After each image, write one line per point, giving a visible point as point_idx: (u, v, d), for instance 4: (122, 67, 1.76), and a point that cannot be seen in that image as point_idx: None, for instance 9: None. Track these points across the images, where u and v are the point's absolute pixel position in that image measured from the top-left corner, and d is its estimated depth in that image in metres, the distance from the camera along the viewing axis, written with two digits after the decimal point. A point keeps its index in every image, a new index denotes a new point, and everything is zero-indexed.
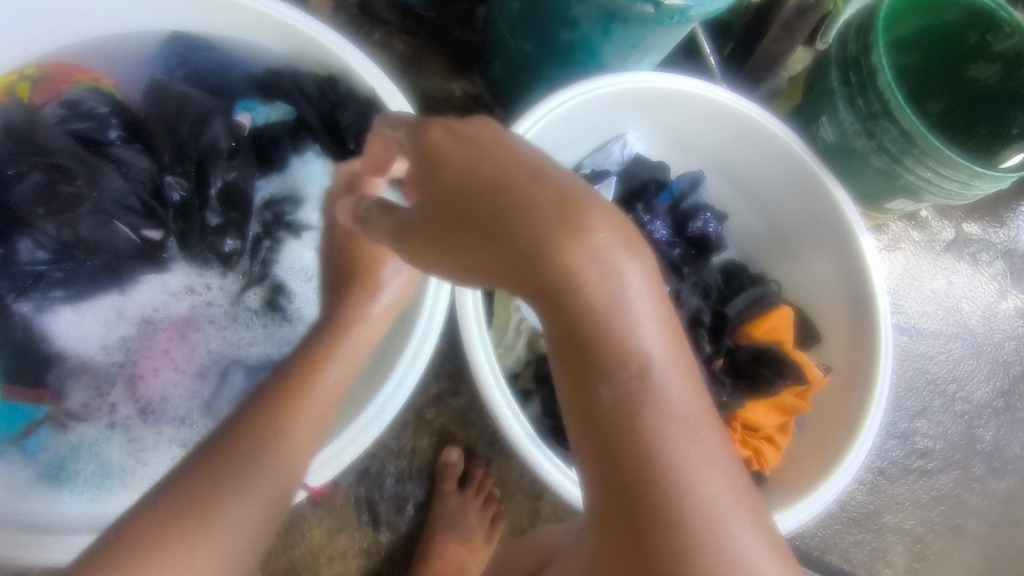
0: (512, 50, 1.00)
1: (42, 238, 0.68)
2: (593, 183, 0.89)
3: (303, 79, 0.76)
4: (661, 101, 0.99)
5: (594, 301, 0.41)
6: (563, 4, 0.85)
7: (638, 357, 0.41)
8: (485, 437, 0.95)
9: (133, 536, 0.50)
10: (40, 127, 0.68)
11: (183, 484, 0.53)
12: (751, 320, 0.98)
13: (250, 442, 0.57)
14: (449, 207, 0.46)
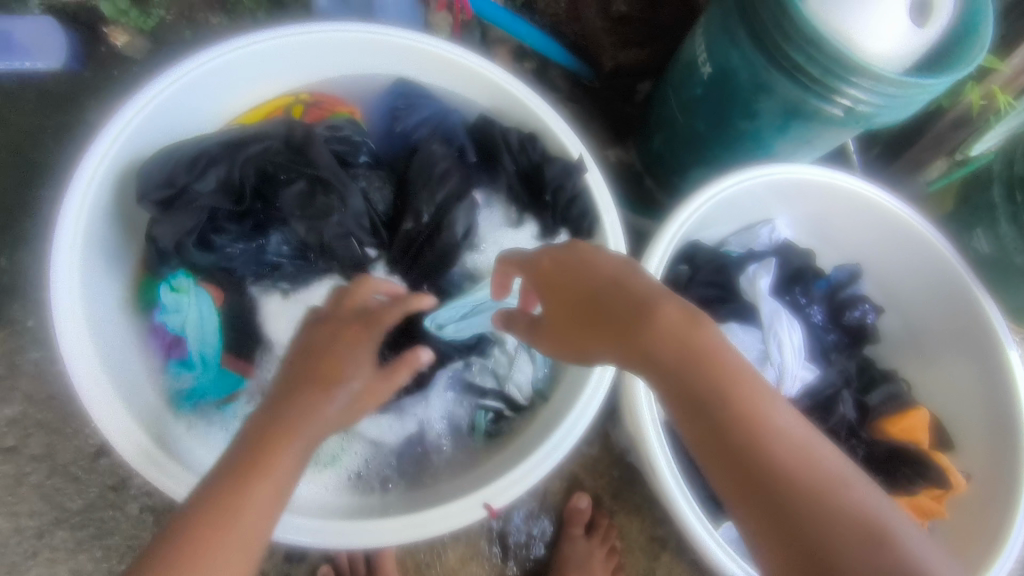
0: (680, 129, 1.07)
1: (289, 237, 0.76)
2: (754, 265, 0.93)
3: (508, 135, 0.83)
4: (829, 195, 1.03)
5: (682, 359, 0.51)
6: (749, 96, 0.91)
7: (762, 433, 0.48)
8: (612, 489, 0.98)
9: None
10: (314, 143, 0.73)
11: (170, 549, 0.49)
12: (888, 415, 0.99)
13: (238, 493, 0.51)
14: (570, 303, 0.59)
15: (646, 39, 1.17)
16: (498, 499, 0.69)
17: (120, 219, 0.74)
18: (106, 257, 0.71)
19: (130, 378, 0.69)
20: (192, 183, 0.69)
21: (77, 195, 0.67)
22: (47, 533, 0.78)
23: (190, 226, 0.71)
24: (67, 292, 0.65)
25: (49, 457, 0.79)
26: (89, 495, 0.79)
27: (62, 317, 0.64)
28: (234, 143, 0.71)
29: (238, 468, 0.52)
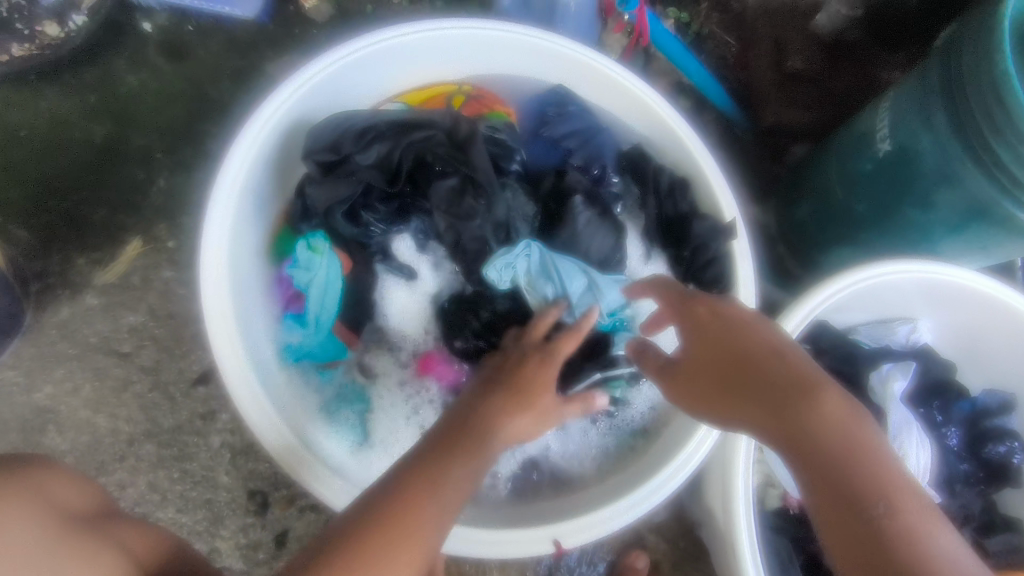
0: (833, 203, 0.99)
1: (426, 225, 0.78)
2: (886, 364, 0.85)
3: (659, 175, 0.81)
4: (994, 320, 0.91)
5: (830, 438, 0.47)
6: (930, 185, 0.83)
7: (917, 544, 0.43)
8: (673, 557, 0.92)
9: (391, 513, 0.53)
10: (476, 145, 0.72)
11: (411, 478, 0.55)
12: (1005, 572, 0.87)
13: (464, 452, 0.57)
14: (721, 363, 0.55)
15: (814, 100, 1.11)
16: (569, 538, 0.66)
17: (275, 172, 0.76)
18: (258, 203, 0.74)
19: (249, 321, 0.72)
20: (355, 153, 0.72)
21: (246, 143, 0.70)
22: (137, 442, 0.81)
23: (343, 195, 0.74)
24: (218, 228, 0.68)
25: (155, 371, 0.83)
26: (181, 418, 0.82)
27: (205, 250, 0.67)
28: (401, 123, 0.73)
29: (455, 422, 0.60)
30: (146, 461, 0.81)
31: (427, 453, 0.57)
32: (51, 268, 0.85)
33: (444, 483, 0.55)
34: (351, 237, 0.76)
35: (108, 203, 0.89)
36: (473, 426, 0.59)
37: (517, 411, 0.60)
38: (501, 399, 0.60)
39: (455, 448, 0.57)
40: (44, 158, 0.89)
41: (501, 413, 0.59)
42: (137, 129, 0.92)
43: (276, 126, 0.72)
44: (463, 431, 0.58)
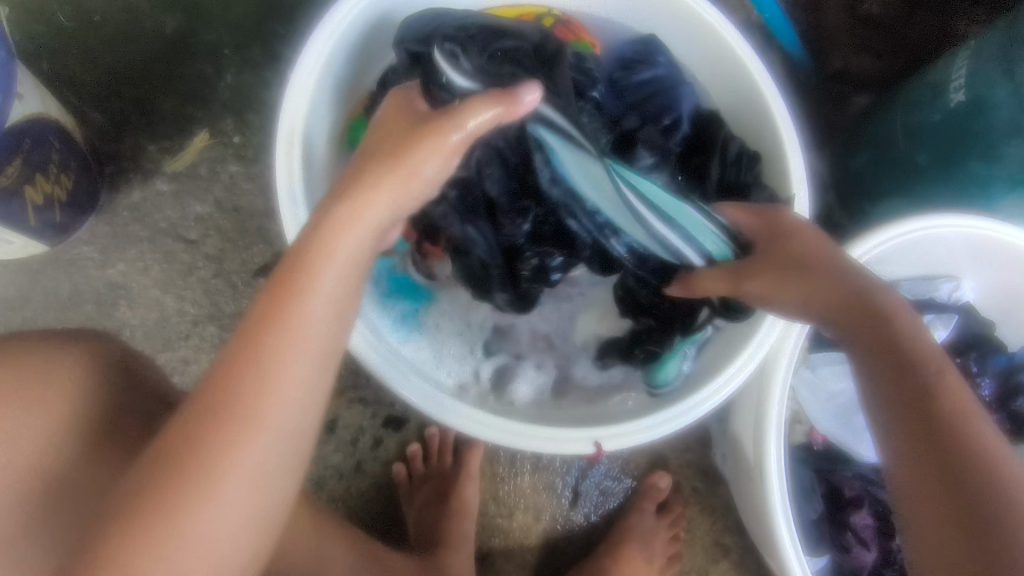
0: (894, 153, 0.98)
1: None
2: (928, 314, 0.86)
3: (730, 143, 0.83)
4: None
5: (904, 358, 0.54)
6: (999, 138, 0.82)
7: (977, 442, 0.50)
8: (694, 480, 0.96)
9: (234, 371, 0.49)
10: (562, 65, 0.73)
11: (232, 344, 0.51)
12: None
13: (294, 291, 0.51)
14: (896, 372, 0.54)
15: (888, 47, 1.09)
16: (608, 442, 0.69)
17: (358, 62, 0.79)
18: (332, 92, 0.77)
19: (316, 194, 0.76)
20: (434, 50, 0.72)
21: (331, 25, 0.72)
22: (201, 323, 0.86)
23: (427, 85, 0.75)
24: (294, 109, 0.71)
25: (219, 260, 0.87)
26: (242, 305, 0.87)
27: (285, 116, 0.71)
28: (492, 29, 0.74)
29: (309, 238, 0.52)
30: (208, 341, 0.85)
31: (258, 307, 0.51)
32: (124, 153, 0.88)
33: (275, 350, 0.50)
34: (424, 123, 0.78)
35: (178, 94, 0.91)
36: (314, 240, 0.52)
37: (367, 202, 0.53)
38: (371, 188, 0.54)
39: (283, 298, 0.51)
40: (116, 43, 0.90)
41: (342, 226, 0.52)
42: (205, 23, 0.92)
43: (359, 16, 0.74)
44: (307, 250, 0.52)
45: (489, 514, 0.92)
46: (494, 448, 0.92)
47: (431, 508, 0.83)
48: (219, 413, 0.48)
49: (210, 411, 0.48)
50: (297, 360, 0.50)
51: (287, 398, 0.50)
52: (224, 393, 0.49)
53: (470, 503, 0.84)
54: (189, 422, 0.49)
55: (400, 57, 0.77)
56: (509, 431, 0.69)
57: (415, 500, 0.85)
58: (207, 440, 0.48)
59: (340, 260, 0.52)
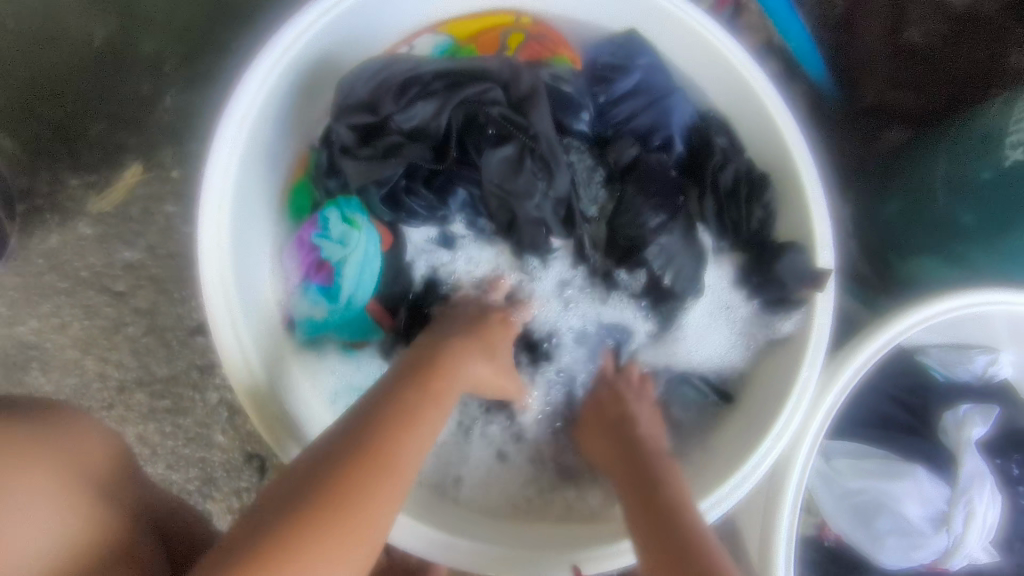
0: (932, 210, 0.84)
1: (474, 200, 0.68)
2: (966, 405, 0.75)
3: (722, 172, 0.69)
4: None
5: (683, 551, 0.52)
6: None
7: None
8: None
9: (349, 453, 0.47)
10: (538, 109, 0.64)
11: (352, 431, 0.48)
12: None
13: (427, 387, 0.53)
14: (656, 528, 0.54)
15: (932, 80, 0.93)
16: (590, 567, 0.59)
17: (295, 107, 0.65)
18: (268, 151, 0.64)
19: (252, 275, 0.63)
20: (394, 114, 0.64)
21: (261, 72, 0.58)
22: (127, 390, 0.74)
23: (384, 176, 0.64)
24: (222, 171, 0.57)
25: (151, 315, 0.76)
26: (176, 367, 0.76)
27: (208, 184, 0.57)
28: (450, 76, 0.65)
29: (426, 360, 0.56)
30: (135, 411, 0.74)
31: (379, 406, 0.51)
32: (40, 187, 0.75)
33: (387, 452, 0.48)
34: (393, 216, 0.67)
35: (107, 119, 0.78)
36: (441, 359, 0.56)
37: (472, 341, 0.60)
38: (450, 359, 0.57)
39: (399, 412, 0.50)
40: (36, 57, 0.77)
41: (436, 358, 0.56)
42: (142, 36, 0.79)
43: (300, 51, 0.60)
44: (432, 370, 0.55)
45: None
46: None
47: None
48: (336, 496, 0.45)
49: (326, 499, 0.44)
50: (408, 466, 0.49)
51: (394, 481, 0.47)
52: (320, 513, 0.44)
53: None
54: (293, 506, 0.44)
55: (345, 133, 0.64)
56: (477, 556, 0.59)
57: None
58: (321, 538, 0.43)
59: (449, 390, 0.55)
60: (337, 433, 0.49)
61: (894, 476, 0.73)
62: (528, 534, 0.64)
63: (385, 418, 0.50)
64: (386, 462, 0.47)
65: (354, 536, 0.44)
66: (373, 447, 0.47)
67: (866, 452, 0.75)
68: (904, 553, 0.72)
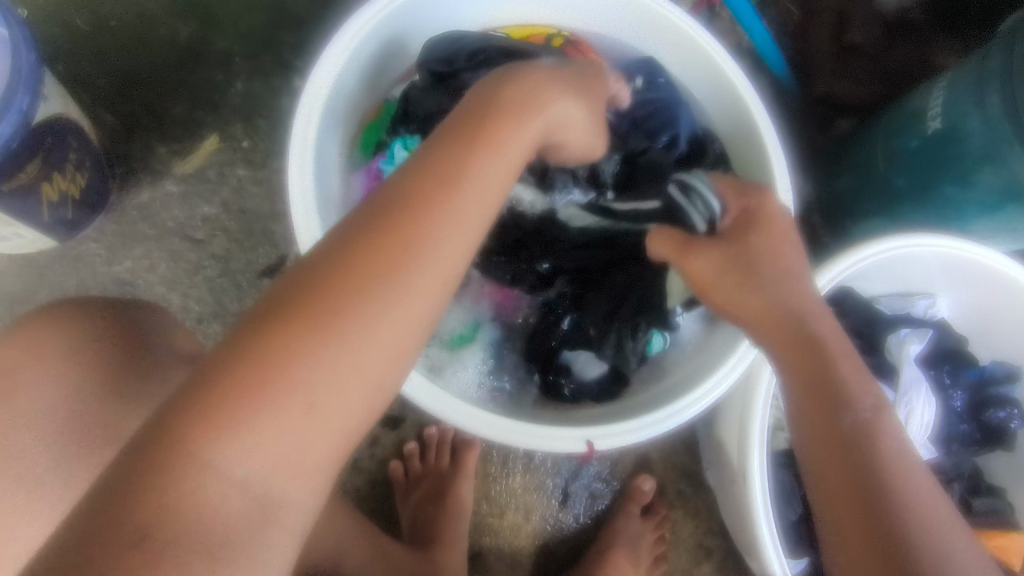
0: (875, 175, 1.03)
1: None
2: (906, 329, 0.91)
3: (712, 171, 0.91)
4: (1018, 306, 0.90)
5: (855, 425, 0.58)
6: (973, 164, 0.87)
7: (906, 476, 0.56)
8: (679, 483, 0.99)
9: (364, 242, 0.50)
10: None
11: (372, 222, 0.51)
12: (983, 528, 0.93)
13: (446, 190, 0.53)
14: (817, 417, 0.60)
15: (870, 76, 1.14)
16: (601, 443, 0.73)
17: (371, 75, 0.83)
18: (345, 102, 0.81)
19: (326, 189, 0.78)
20: (465, 69, 0.78)
21: (346, 39, 0.76)
22: (205, 321, 0.89)
23: (445, 106, 0.79)
24: (314, 105, 0.74)
25: (224, 260, 0.90)
26: (245, 304, 0.89)
27: (299, 115, 0.74)
28: (512, 50, 0.80)
29: (443, 162, 0.55)
30: (211, 339, 0.88)
31: (396, 192, 0.53)
32: (135, 153, 0.90)
33: (417, 229, 0.51)
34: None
35: (187, 99, 0.93)
36: (464, 156, 0.55)
37: (498, 145, 0.57)
38: (474, 154, 0.56)
39: (417, 207, 0.52)
40: (130, 47, 0.92)
41: (480, 151, 0.56)
42: (218, 31, 0.93)
43: (380, 25, 0.79)
44: (452, 170, 0.54)
45: (481, 512, 0.94)
46: (487, 448, 0.95)
47: (427, 507, 0.85)
48: (354, 294, 0.48)
49: (323, 289, 0.48)
50: (385, 308, 0.49)
51: (388, 304, 0.50)
52: (340, 288, 0.48)
53: (465, 501, 0.86)
54: (337, 257, 0.49)
55: (422, 77, 0.80)
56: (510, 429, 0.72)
57: (410, 498, 0.88)
58: (313, 329, 0.47)
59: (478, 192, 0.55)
60: (399, 179, 0.54)
61: None
62: (547, 421, 0.78)
63: (425, 181, 0.54)
64: (441, 198, 0.53)
65: (362, 301, 0.49)
66: (426, 190, 0.53)
67: None
68: None
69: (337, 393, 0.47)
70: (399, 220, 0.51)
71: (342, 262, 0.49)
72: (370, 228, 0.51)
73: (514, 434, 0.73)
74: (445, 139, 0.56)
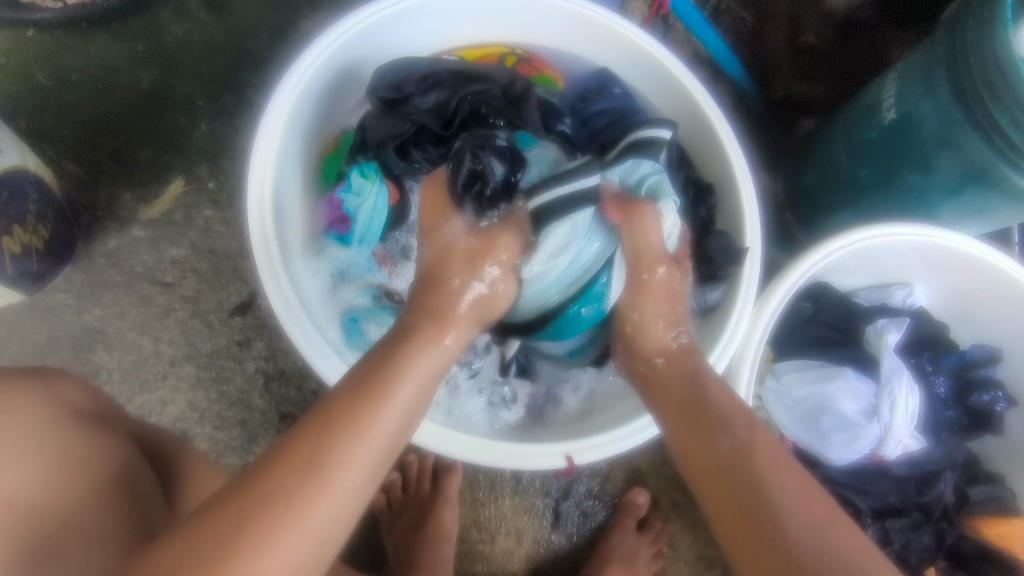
0: (839, 170, 1.04)
1: None
2: (883, 319, 0.92)
3: (675, 175, 0.92)
4: (994, 290, 0.89)
5: (734, 463, 0.58)
6: (930, 150, 0.88)
7: (781, 503, 0.54)
8: (673, 495, 0.96)
9: (247, 496, 0.49)
10: (529, 101, 0.82)
11: (291, 453, 0.52)
12: (983, 516, 0.91)
13: (332, 461, 0.51)
14: (687, 434, 0.62)
15: (827, 74, 1.16)
16: (579, 456, 0.72)
17: (328, 105, 0.85)
18: (302, 133, 0.82)
19: (287, 223, 0.79)
20: (415, 95, 0.81)
21: (299, 71, 0.77)
22: (178, 363, 0.88)
23: (397, 132, 0.80)
24: (270, 134, 0.76)
25: (195, 301, 0.89)
26: (218, 344, 0.89)
27: (258, 151, 0.75)
28: (461, 75, 0.82)
29: (339, 402, 0.55)
30: (184, 381, 0.88)
31: (299, 448, 0.52)
32: (101, 202, 0.91)
33: (291, 507, 0.49)
34: (399, 172, 0.82)
35: (151, 145, 0.93)
36: (376, 382, 0.57)
37: (385, 396, 0.56)
38: (375, 386, 0.56)
39: (313, 464, 0.51)
40: (92, 100, 0.93)
41: (371, 393, 0.56)
42: (179, 78, 0.95)
43: (333, 56, 0.81)
44: (345, 410, 0.54)
45: (471, 539, 0.92)
46: (474, 473, 0.93)
47: (411, 537, 0.83)
48: (240, 534, 0.47)
49: (232, 523, 0.47)
50: (279, 564, 0.48)
51: (297, 528, 0.49)
52: (207, 555, 0.46)
53: (449, 528, 0.84)
54: (226, 515, 0.48)
55: (374, 106, 0.82)
56: (482, 449, 0.71)
57: (395, 529, 0.86)
58: (222, 561, 0.46)
59: (383, 421, 0.55)
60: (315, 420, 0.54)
61: (830, 380, 0.87)
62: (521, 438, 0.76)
63: (349, 410, 0.54)
64: (322, 478, 0.51)
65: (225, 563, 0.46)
66: (318, 454, 0.51)
67: (806, 365, 0.90)
68: (846, 447, 0.86)
69: (345, 496, 0.51)
70: (348, 425, 0.53)
71: (211, 518, 0.48)
72: (293, 472, 0.50)
73: (486, 452, 0.71)
74: (351, 389, 0.56)
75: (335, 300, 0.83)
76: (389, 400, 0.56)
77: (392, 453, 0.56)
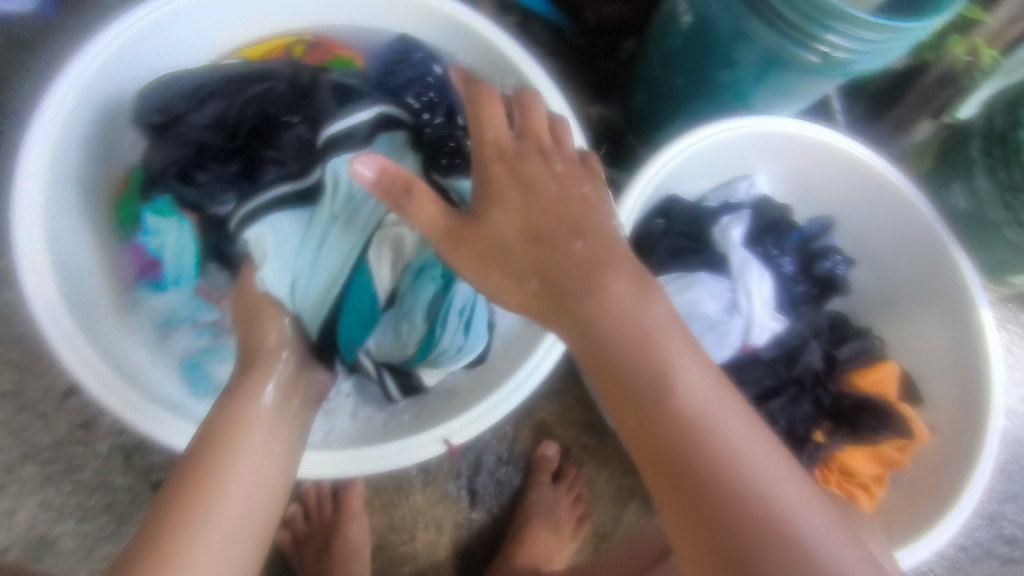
0: (660, 83, 1.05)
1: None
2: (727, 216, 0.95)
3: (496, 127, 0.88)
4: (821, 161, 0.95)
5: (625, 345, 0.49)
6: (728, 45, 0.89)
7: (678, 390, 0.47)
8: (581, 439, 0.97)
9: None
10: (318, 87, 0.77)
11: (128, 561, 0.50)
12: (857, 369, 0.97)
13: (172, 558, 0.50)
14: (573, 325, 0.52)
15: None
16: (458, 437, 0.71)
17: (99, 146, 0.77)
18: (74, 182, 0.74)
19: (80, 285, 0.71)
20: (187, 112, 0.73)
21: (45, 115, 0.69)
22: (17, 467, 0.80)
23: (174, 156, 0.73)
24: (28, 192, 0.67)
25: (17, 394, 0.80)
26: (58, 432, 0.81)
27: (19, 214, 0.66)
28: (235, 80, 0.75)
29: (173, 499, 0.55)
30: (30, 482, 0.80)
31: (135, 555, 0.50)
32: None
33: None
34: (193, 200, 0.73)
35: None
36: (208, 470, 0.57)
37: (218, 480, 0.56)
38: (207, 473, 0.56)
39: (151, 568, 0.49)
40: None
41: (205, 482, 0.56)
42: None
43: (85, 93, 0.73)
44: (182, 502, 0.54)
45: (392, 544, 0.90)
46: (378, 479, 0.90)
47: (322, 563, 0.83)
48: None
49: None
50: None
51: None
52: None
53: (358, 542, 0.86)
54: None
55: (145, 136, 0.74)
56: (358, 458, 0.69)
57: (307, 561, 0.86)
58: None
59: (223, 506, 0.55)
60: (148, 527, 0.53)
61: (691, 288, 0.89)
62: (401, 433, 0.75)
63: (184, 504, 0.54)
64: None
65: None
66: (159, 557, 0.50)
67: (667, 279, 0.91)
68: (720, 346, 0.89)
69: None
70: (185, 517, 0.53)
71: None
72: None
73: (363, 461, 0.70)
74: (185, 481, 0.56)
75: (165, 353, 0.77)
76: (224, 485, 0.56)
77: (244, 536, 0.55)
